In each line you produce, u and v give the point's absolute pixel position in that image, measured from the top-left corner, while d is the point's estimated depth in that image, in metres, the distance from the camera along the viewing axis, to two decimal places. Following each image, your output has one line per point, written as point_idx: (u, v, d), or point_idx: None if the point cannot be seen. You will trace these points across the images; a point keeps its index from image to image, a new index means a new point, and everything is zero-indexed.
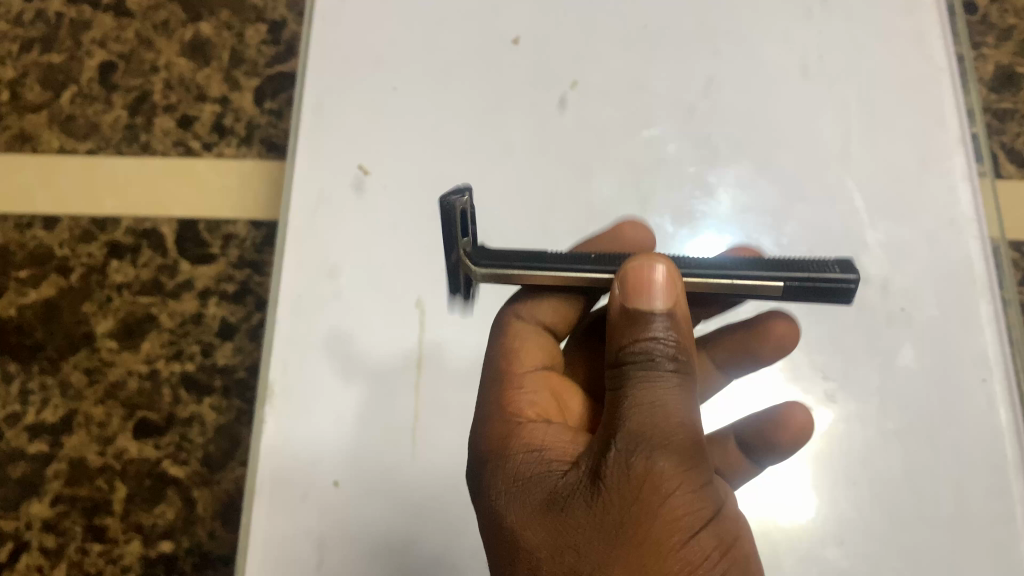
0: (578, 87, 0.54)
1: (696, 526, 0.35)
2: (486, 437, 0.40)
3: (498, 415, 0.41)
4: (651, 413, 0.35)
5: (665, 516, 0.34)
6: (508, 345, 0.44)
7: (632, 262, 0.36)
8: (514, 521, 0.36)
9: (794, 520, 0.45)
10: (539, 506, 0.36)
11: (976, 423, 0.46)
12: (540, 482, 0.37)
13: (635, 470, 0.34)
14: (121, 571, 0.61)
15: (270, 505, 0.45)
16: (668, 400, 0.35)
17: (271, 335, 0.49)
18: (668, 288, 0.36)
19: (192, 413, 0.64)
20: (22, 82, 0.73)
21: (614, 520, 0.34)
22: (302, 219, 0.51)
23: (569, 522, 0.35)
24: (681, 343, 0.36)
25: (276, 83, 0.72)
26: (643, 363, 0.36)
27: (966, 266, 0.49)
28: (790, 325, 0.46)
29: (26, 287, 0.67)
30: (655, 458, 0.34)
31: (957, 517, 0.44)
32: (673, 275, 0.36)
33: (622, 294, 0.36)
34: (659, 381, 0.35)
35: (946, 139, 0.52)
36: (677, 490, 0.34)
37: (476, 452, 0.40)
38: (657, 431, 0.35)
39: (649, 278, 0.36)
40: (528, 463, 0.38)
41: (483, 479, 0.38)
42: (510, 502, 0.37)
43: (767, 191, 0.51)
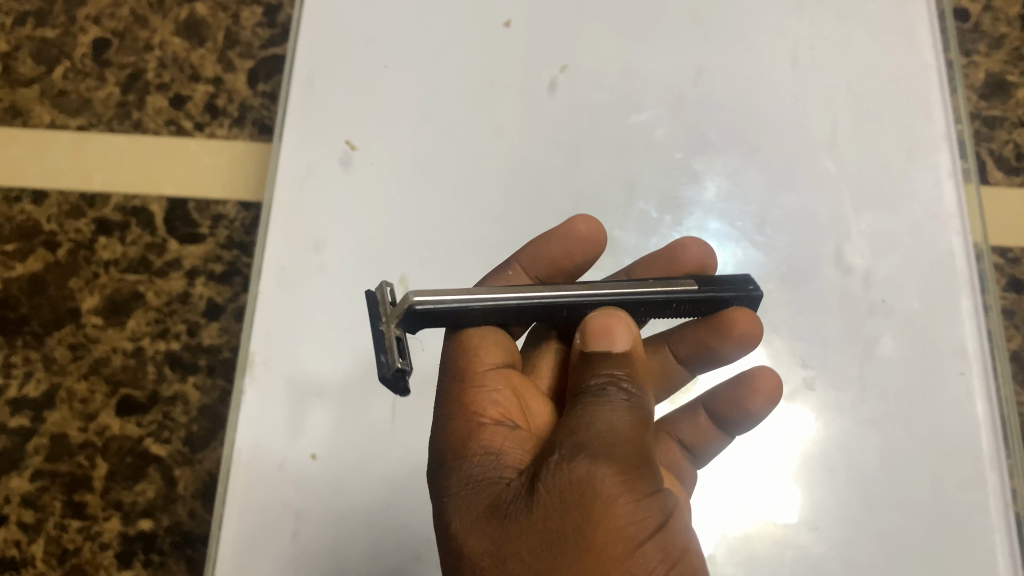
0: (568, 70, 0.54)
1: (642, 537, 0.34)
2: (446, 437, 0.39)
3: (459, 414, 0.40)
4: (597, 431, 0.35)
5: (606, 523, 0.33)
6: (465, 341, 0.42)
7: (595, 313, 0.38)
8: (460, 527, 0.36)
9: (788, 513, 0.45)
10: (482, 512, 0.36)
11: (953, 416, 0.46)
12: (489, 487, 0.37)
13: (577, 476, 0.34)
14: (100, 547, 0.61)
15: (248, 475, 0.45)
16: (614, 418, 0.36)
17: (254, 305, 0.49)
18: (626, 332, 0.38)
19: (176, 392, 0.64)
20: (15, 56, 0.72)
21: (555, 527, 0.33)
22: (290, 193, 0.51)
23: (510, 528, 0.34)
24: (633, 377, 0.37)
25: (269, 65, 0.71)
26: (595, 393, 0.37)
27: (949, 258, 0.49)
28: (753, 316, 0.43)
29: (13, 260, 0.67)
30: (597, 466, 0.34)
31: (932, 506, 0.45)
32: (628, 322, 0.38)
33: (582, 341, 0.38)
34: (605, 404, 0.36)
35: (932, 133, 0.52)
36: (621, 497, 0.34)
37: (432, 455, 0.40)
38: (602, 443, 0.35)
39: (607, 326, 0.37)
40: (478, 467, 0.38)
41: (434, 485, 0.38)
42: (457, 508, 0.37)
43: (754, 180, 0.51)
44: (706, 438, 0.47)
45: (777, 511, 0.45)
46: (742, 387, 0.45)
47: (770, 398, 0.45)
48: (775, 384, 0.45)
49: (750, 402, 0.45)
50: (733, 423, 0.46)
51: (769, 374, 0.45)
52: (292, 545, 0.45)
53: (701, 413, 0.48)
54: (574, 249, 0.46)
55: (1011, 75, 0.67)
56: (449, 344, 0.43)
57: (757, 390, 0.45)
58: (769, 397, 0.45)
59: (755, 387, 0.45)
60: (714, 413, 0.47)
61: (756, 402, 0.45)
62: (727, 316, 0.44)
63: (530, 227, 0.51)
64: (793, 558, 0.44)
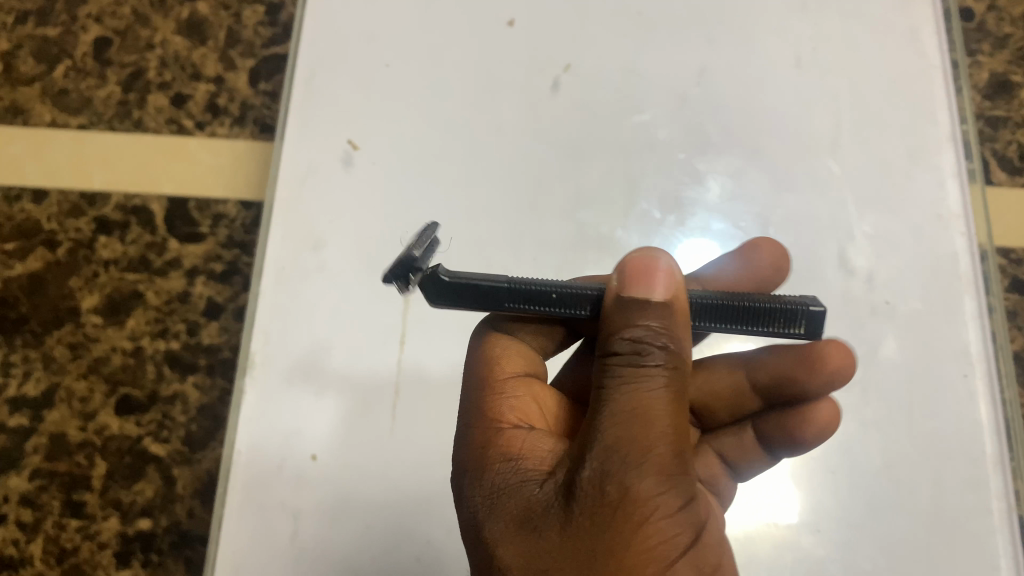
0: (571, 70, 0.54)
1: (674, 556, 0.34)
2: (467, 446, 0.40)
3: (479, 424, 0.41)
4: (631, 427, 0.34)
5: (637, 545, 0.33)
6: (490, 350, 0.44)
7: (636, 256, 0.37)
8: (491, 536, 0.36)
9: (785, 517, 0.45)
10: (512, 521, 0.36)
11: (955, 417, 0.46)
12: (516, 493, 0.37)
13: (611, 494, 0.34)
14: (98, 547, 0.61)
15: (247, 476, 0.45)
16: (650, 407, 0.35)
17: (254, 304, 0.48)
18: (669, 280, 0.36)
19: (176, 391, 0.63)
20: (16, 54, 0.72)
21: (587, 544, 0.33)
22: (290, 191, 0.51)
23: (542, 542, 0.34)
24: (674, 336, 0.36)
25: (271, 64, 0.71)
26: (632, 360, 0.36)
27: (951, 260, 0.49)
28: (843, 348, 0.43)
29: (12, 259, 0.67)
30: (632, 481, 0.34)
31: (932, 508, 0.44)
32: (673, 271, 0.37)
33: (619, 283, 0.37)
34: (642, 382, 0.36)
35: (935, 135, 0.52)
36: (654, 514, 0.34)
37: (461, 458, 0.40)
38: (637, 445, 0.34)
39: (648, 268, 0.36)
40: (506, 474, 0.38)
41: (463, 489, 0.38)
42: (487, 515, 0.37)
43: (756, 180, 0.51)
44: (745, 457, 0.47)
45: (773, 515, 0.45)
46: (797, 416, 0.45)
47: (823, 430, 0.44)
48: (833, 416, 0.44)
49: (802, 430, 0.44)
50: (782, 446, 0.45)
51: (829, 406, 0.44)
52: (291, 545, 0.44)
53: (749, 432, 0.48)
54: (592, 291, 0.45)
55: (1016, 75, 0.67)
56: (478, 350, 0.44)
57: (813, 419, 0.44)
58: (822, 428, 0.44)
59: (812, 417, 0.44)
60: (763, 434, 0.47)
61: (809, 431, 0.44)
62: (821, 350, 0.43)
63: (531, 229, 0.50)
64: (794, 560, 0.44)
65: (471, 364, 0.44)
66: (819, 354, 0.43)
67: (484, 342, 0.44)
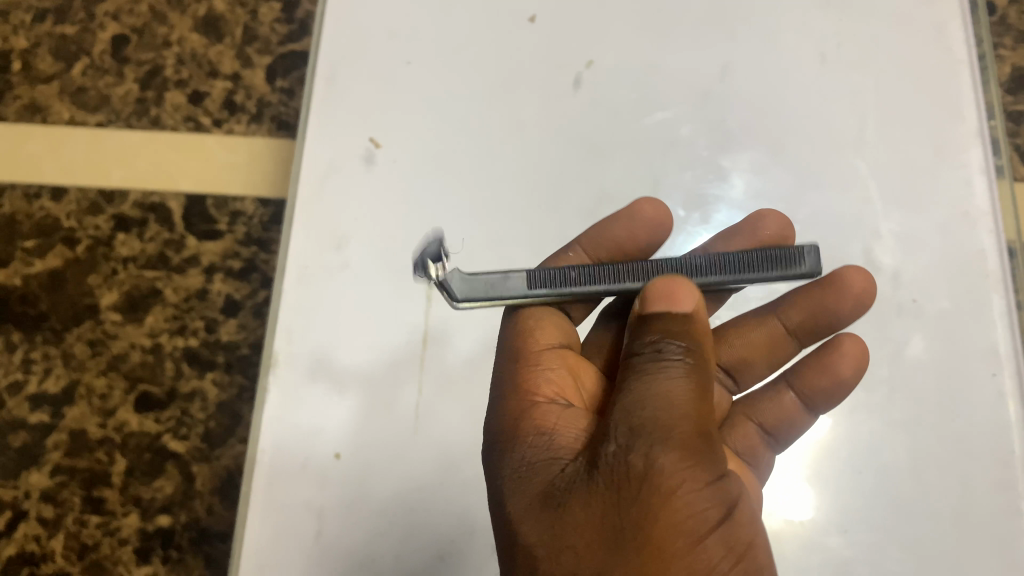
0: (593, 66, 0.53)
1: (702, 531, 0.34)
2: (496, 425, 0.41)
3: (509, 401, 0.41)
4: (653, 406, 0.35)
5: (664, 517, 0.33)
6: (524, 324, 0.44)
7: (659, 277, 0.38)
8: (516, 513, 0.37)
9: (800, 516, 0.44)
10: (537, 497, 0.36)
11: (982, 416, 0.45)
12: (542, 470, 0.37)
13: (635, 467, 0.34)
14: (119, 543, 0.61)
15: (270, 475, 0.45)
16: (674, 391, 0.35)
17: (277, 302, 0.49)
18: (685, 295, 0.37)
19: (194, 388, 0.64)
20: (34, 52, 0.72)
21: (611, 520, 0.34)
22: (311, 188, 0.51)
23: (565, 518, 0.35)
24: (693, 334, 0.37)
25: (288, 61, 0.71)
26: (651, 357, 0.36)
27: (978, 257, 0.48)
28: (866, 277, 0.45)
29: (32, 257, 0.67)
30: (655, 455, 0.34)
31: (960, 509, 0.44)
32: (687, 282, 0.37)
33: (642, 305, 0.38)
34: (665, 371, 0.36)
35: (962, 131, 0.51)
36: (679, 490, 0.34)
37: (486, 438, 0.40)
38: (659, 424, 0.34)
39: (672, 287, 0.37)
40: (532, 450, 0.38)
41: (488, 469, 0.39)
42: (511, 493, 0.37)
43: (781, 177, 0.51)
44: (789, 421, 0.48)
45: (786, 512, 0.45)
46: (829, 354, 0.46)
47: (859, 365, 0.45)
48: (863, 350, 0.45)
49: (839, 365, 0.45)
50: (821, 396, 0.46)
51: (858, 340, 0.45)
52: (315, 545, 0.44)
53: (786, 394, 0.49)
54: (636, 230, 0.47)
55: None
56: (507, 327, 0.44)
57: (845, 355, 0.45)
58: (857, 362, 0.45)
59: (844, 352, 0.45)
60: (799, 390, 0.48)
61: (846, 365, 0.45)
62: (845, 276, 0.45)
63: (553, 227, 0.50)
64: (820, 560, 0.43)
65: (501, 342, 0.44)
66: (843, 281, 0.45)
67: (515, 318, 0.44)
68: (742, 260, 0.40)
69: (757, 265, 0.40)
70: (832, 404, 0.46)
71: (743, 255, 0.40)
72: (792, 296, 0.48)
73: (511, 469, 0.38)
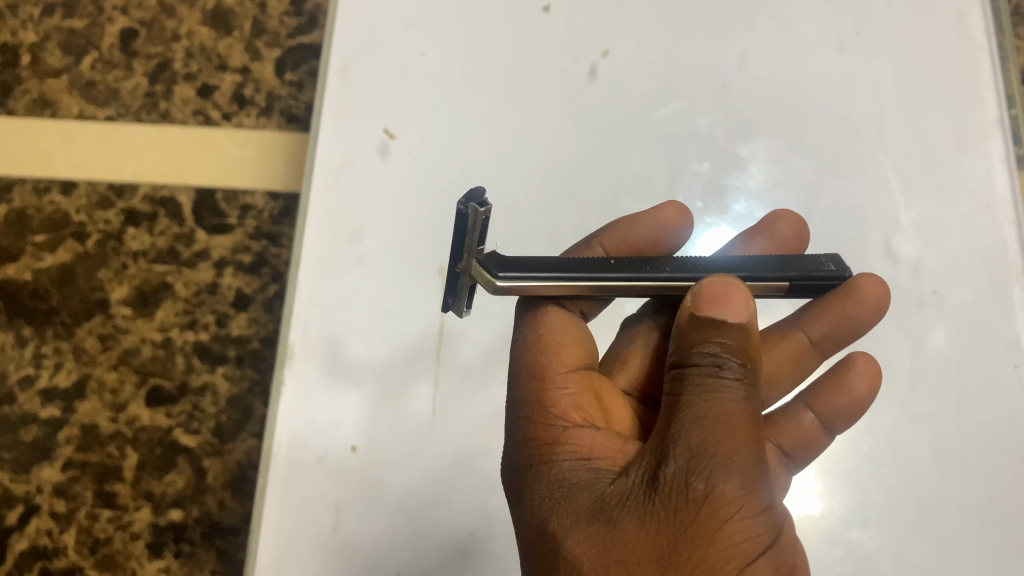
0: (608, 56, 0.53)
1: (754, 554, 0.33)
2: (533, 438, 0.40)
3: (546, 414, 0.41)
4: (714, 428, 0.34)
5: (720, 542, 0.33)
6: (550, 336, 0.43)
7: (713, 280, 0.37)
8: (560, 527, 0.37)
9: (821, 510, 0.44)
10: (584, 514, 0.36)
11: (1004, 408, 0.45)
12: (588, 488, 0.37)
13: (694, 492, 0.33)
14: (131, 537, 0.61)
15: (286, 470, 0.45)
16: (730, 413, 0.35)
17: (293, 293, 0.48)
18: (741, 304, 0.37)
19: (206, 382, 0.63)
20: (42, 46, 0.72)
21: (664, 539, 0.34)
22: (327, 180, 0.50)
23: (615, 534, 0.35)
24: (748, 350, 0.37)
25: (298, 54, 0.70)
26: (711, 370, 0.36)
27: (1000, 248, 0.48)
28: (880, 283, 0.45)
29: (43, 252, 0.67)
30: (715, 480, 0.33)
31: (982, 502, 0.44)
32: (744, 295, 0.37)
33: (694, 304, 0.37)
34: (722, 392, 0.35)
35: (984, 121, 0.51)
36: (735, 515, 0.33)
37: (523, 452, 0.40)
38: (718, 447, 0.34)
39: (723, 294, 0.37)
40: (577, 469, 0.38)
41: (530, 482, 0.39)
42: (555, 510, 0.37)
43: (801, 167, 0.50)
44: (805, 440, 0.46)
45: (809, 509, 0.44)
46: (842, 372, 0.45)
47: (873, 383, 0.44)
48: (875, 368, 0.45)
49: (853, 383, 0.44)
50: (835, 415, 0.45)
51: (869, 359, 0.45)
52: (332, 538, 0.44)
53: (807, 415, 0.48)
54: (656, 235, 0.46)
55: None
56: (527, 339, 0.43)
57: (859, 373, 0.45)
58: (870, 382, 0.44)
59: (858, 371, 0.45)
60: (819, 410, 0.47)
61: (861, 384, 0.44)
62: (858, 284, 0.45)
63: (571, 218, 0.50)
64: (843, 554, 0.43)
65: (522, 352, 0.43)
66: (857, 291, 0.45)
67: (541, 326, 0.43)
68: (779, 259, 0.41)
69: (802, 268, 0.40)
70: (849, 423, 0.45)
71: (783, 259, 0.41)
72: (814, 308, 0.48)
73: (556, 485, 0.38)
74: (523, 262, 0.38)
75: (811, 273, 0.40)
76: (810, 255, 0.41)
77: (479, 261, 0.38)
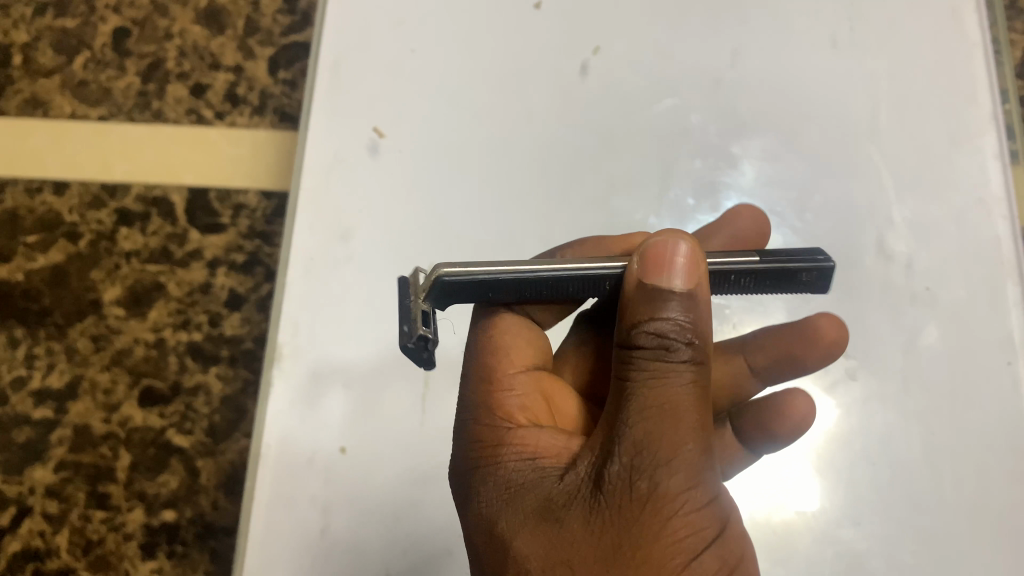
0: (600, 53, 0.53)
1: (699, 548, 0.34)
2: (480, 438, 0.40)
3: (494, 414, 0.40)
4: (659, 420, 0.34)
5: (666, 537, 0.33)
6: (500, 337, 0.43)
7: (652, 242, 0.37)
8: (507, 527, 0.36)
9: (806, 505, 0.44)
10: (531, 514, 0.36)
11: (997, 404, 0.45)
12: (535, 487, 0.37)
13: (639, 490, 0.33)
14: (124, 538, 0.61)
15: (275, 470, 0.45)
16: (677, 401, 0.34)
17: (282, 293, 0.48)
18: (690, 268, 0.36)
19: (198, 382, 0.63)
20: (35, 46, 0.72)
21: (610, 538, 0.34)
22: (316, 178, 0.50)
23: (562, 534, 0.35)
24: (697, 329, 0.36)
25: (291, 52, 0.70)
26: (659, 354, 0.35)
27: (993, 245, 0.47)
28: (836, 326, 0.44)
29: (35, 252, 0.67)
30: (660, 477, 0.33)
31: (975, 500, 0.43)
32: (693, 259, 0.36)
33: (641, 270, 0.36)
34: (669, 377, 0.35)
35: (977, 116, 0.50)
36: (681, 511, 0.33)
37: (472, 452, 0.40)
38: (663, 442, 0.34)
39: (671, 258, 0.36)
40: (524, 468, 0.38)
41: (478, 481, 0.38)
42: (502, 508, 0.37)
43: (792, 165, 0.50)
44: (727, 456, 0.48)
45: (796, 503, 0.44)
46: (778, 408, 0.46)
47: (800, 424, 0.45)
48: (810, 411, 0.45)
49: (779, 424, 0.45)
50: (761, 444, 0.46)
51: (805, 400, 0.45)
52: (321, 540, 0.44)
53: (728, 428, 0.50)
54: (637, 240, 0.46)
55: None
56: (478, 340, 0.43)
57: (794, 411, 0.45)
58: (798, 422, 0.45)
59: (790, 410, 0.45)
60: (743, 432, 0.49)
61: (784, 426, 0.45)
62: (815, 324, 0.44)
63: (562, 216, 0.50)
64: (834, 554, 0.43)
65: (475, 353, 0.43)
66: (812, 329, 0.44)
67: (492, 328, 0.43)
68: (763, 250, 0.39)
69: (780, 251, 0.39)
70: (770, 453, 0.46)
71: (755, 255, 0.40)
72: (759, 337, 0.47)
73: (503, 486, 0.37)
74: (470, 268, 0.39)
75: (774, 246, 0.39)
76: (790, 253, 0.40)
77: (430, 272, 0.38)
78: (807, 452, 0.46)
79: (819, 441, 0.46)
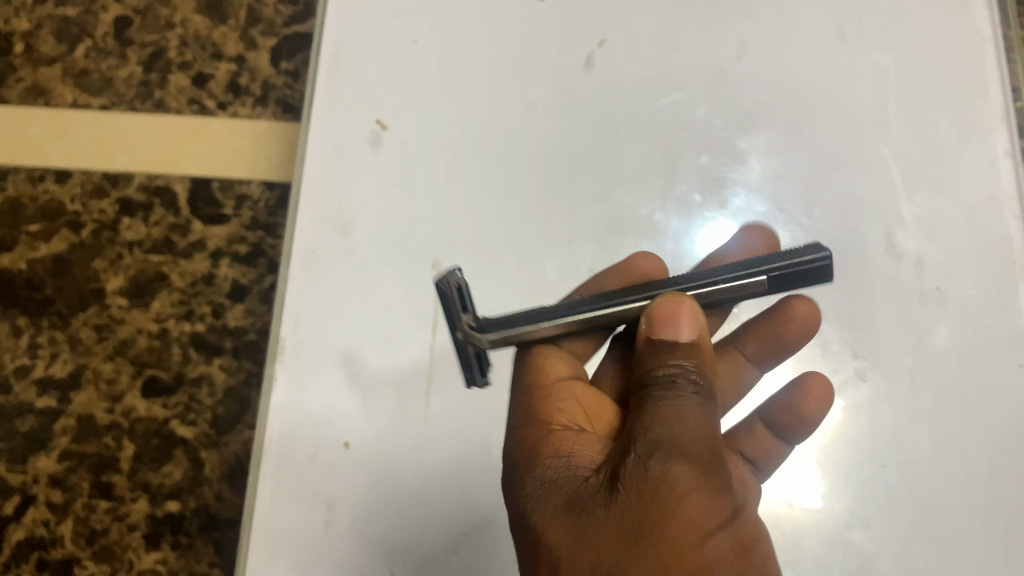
0: (605, 46, 0.52)
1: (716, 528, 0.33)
2: (516, 444, 0.40)
3: (528, 421, 0.40)
4: (669, 423, 0.35)
5: (681, 517, 0.33)
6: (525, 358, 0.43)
7: (661, 297, 0.37)
8: (539, 521, 0.36)
9: (809, 503, 0.44)
10: (560, 508, 0.35)
11: (1005, 405, 0.44)
12: (564, 484, 0.36)
13: (652, 472, 0.33)
14: (128, 528, 0.61)
15: (278, 466, 0.45)
16: (687, 413, 0.35)
17: (283, 290, 0.48)
18: (693, 322, 0.36)
19: (202, 373, 0.63)
20: (36, 34, 0.71)
21: (630, 522, 0.33)
22: (317, 171, 0.50)
23: (586, 524, 0.34)
24: (703, 367, 0.37)
25: (293, 43, 0.69)
26: (666, 384, 0.36)
27: (1004, 243, 0.47)
28: (813, 305, 0.44)
29: (38, 241, 0.66)
30: (671, 462, 0.33)
31: (987, 502, 0.43)
32: (697, 310, 0.37)
33: (648, 326, 0.37)
34: (677, 398, 0.35)
35: (988, 112, 0.50)
36: (695, 493, 0.33)
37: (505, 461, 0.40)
38: (675, 438, 0.34)
39: (676, 316, 0.36)
40: (555, 467, 0.37)
41: (513, 482, 0.38)
42: (534, 504, 0.36)
43: (799, 158, 0.49)
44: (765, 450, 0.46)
45: (802, 500, 0.44)
46: (794, 391, 0.45)
47: (821, 402, 0.44)
48: (827, 391, 0.44)
49: (803, 404, 0.44)
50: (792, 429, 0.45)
51: (820, 381, 0.44)
52: (325, 535, 0.44)
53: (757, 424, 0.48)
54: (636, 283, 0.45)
55: None
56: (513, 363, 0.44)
57: (809, 396, 0.44)
58: (822, 402, 0.44)
59: (808, 392, 0.44)
60: (771, 423, 0.47)
61: (810, 406, 0.44)
62: (790, 304, 0.44)
63: (567, 211, 0.49)
64: (844, 555, 0.43)
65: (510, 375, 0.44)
66: (791, 311, 0.44)
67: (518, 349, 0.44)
68: (762, 260, 0.37)
69: (786, 273, 0.36)
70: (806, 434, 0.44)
71: (756, 257, 0.37)
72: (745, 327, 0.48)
73: (534, 483, 0.37)
74: (514, 319, 0.38)
75: (782, 263, 0.36)
76: (790, 247, 0.37)
77: (471, 327, 0.37)
78: (809, 449, 0.45)
79: (821, 439, 0.45)
